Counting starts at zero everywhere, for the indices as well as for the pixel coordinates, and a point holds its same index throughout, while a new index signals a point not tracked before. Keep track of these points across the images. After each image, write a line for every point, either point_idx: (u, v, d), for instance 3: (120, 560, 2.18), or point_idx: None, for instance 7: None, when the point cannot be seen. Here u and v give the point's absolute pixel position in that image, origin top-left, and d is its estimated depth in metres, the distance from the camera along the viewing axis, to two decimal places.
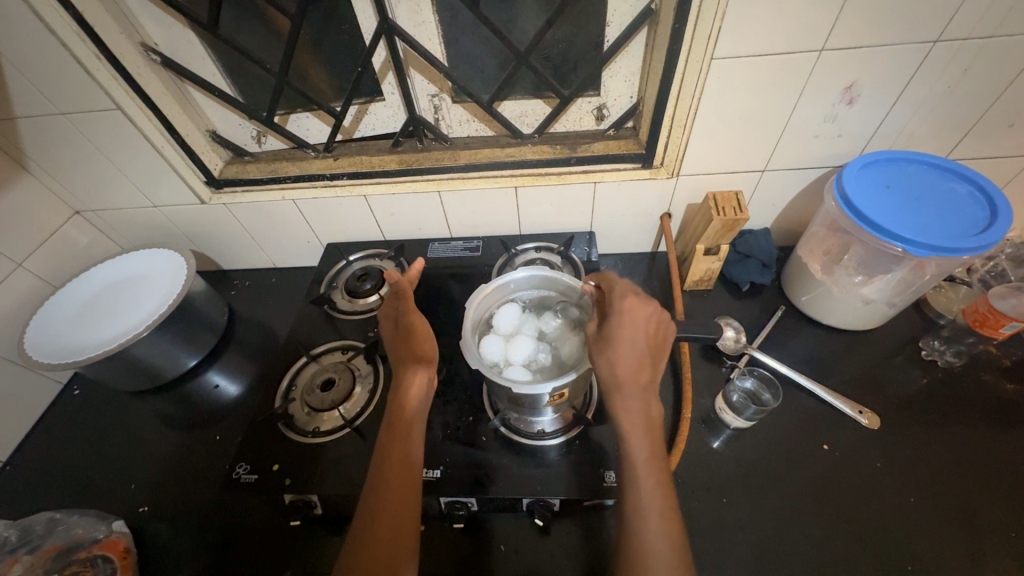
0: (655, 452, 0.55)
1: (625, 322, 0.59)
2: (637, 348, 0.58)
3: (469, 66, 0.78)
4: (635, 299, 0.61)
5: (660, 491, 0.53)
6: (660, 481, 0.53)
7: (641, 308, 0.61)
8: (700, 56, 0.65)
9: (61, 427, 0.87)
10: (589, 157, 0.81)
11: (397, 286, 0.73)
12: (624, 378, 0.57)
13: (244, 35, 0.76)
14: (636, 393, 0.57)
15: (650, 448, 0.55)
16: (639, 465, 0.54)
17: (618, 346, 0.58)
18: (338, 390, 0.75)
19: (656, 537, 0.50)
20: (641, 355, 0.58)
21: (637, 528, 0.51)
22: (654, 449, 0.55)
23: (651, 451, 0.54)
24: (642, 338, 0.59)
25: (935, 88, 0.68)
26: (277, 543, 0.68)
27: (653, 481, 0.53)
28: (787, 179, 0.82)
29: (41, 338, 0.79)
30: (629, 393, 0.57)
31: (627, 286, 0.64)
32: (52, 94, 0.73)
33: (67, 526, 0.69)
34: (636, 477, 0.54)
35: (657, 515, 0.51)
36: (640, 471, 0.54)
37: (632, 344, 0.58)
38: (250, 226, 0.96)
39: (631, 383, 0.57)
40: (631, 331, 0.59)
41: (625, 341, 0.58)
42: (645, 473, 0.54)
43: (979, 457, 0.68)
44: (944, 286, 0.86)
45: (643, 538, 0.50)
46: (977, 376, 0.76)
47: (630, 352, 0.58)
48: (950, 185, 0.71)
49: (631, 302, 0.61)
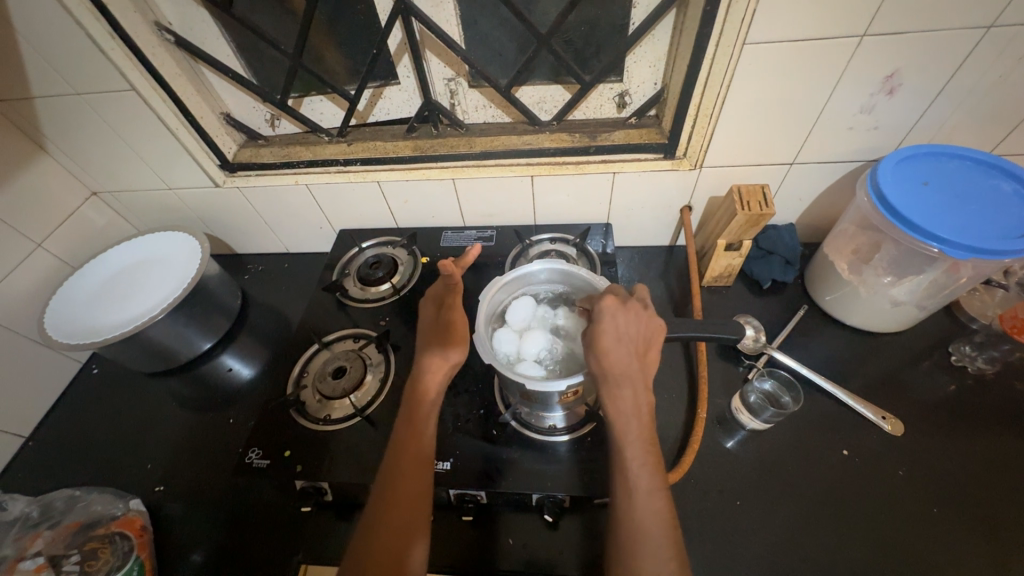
0: (644, 435, 0.55)
1: (606, 319, 0.58)
2: (621, 342, 0.57)
3: (487, 49, 0.76)
4: (614, 297, 0.60)
5: (649, 471, 0.53)
6: (650, 461, 0.53)
7: (619, 305, 0.59)
8: (731, 41, 0.61)
9: (81, 405, 0.89)
10: (609, 147, 0.78)
11: (450, 277, 0.71)
12: (610, 371, 0.56)
13: (258, 15, 0.74)
14: (626, 381, 0.56)
15: (639, 429, 0.55)
16: (628, 447, 0.54)
17: (600, 343, 0.57)
18: (350, 377, 0.75)
19: (645, 515, 0.51)
20: (625, 348, 0.57)
21: (626, 508, 0.52)
22: (642, 432, 0.55)
23: (640, 433, 0.54)
24: (624, 334, 0.58)
25: (984, 78, 0.64)
26: (288, 527, 0.68)
27: (642, 462, 0.53)
28: (816, 173, 0.79)
29: (60, 318, 0.81)
30: (618, 384, 0.55)
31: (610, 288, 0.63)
32: (67, 73, 0.72)
33: (86, 503, 0.72)
34: (625, 459, 0.54)
35: (646, 493, 0.52)
36: (628, 451, 0.54)
37: (614, 340, 0.57)
38: (264, 210, 0.96)
39: (618, 375, 0.56)
40: (612, 328, 0.58)
41: (605, 337, 0.57)
42: (634, 454, 0.54)
43: (1007, 468, 0.65)
44: (979, 289, 0.83)
45: (632, 516, 0.51)
46: (1010, 384, 0.73)
47: (615, 346, 0.57)
48: (994, 182, 0.67)
49: (609, 299, 0.60)
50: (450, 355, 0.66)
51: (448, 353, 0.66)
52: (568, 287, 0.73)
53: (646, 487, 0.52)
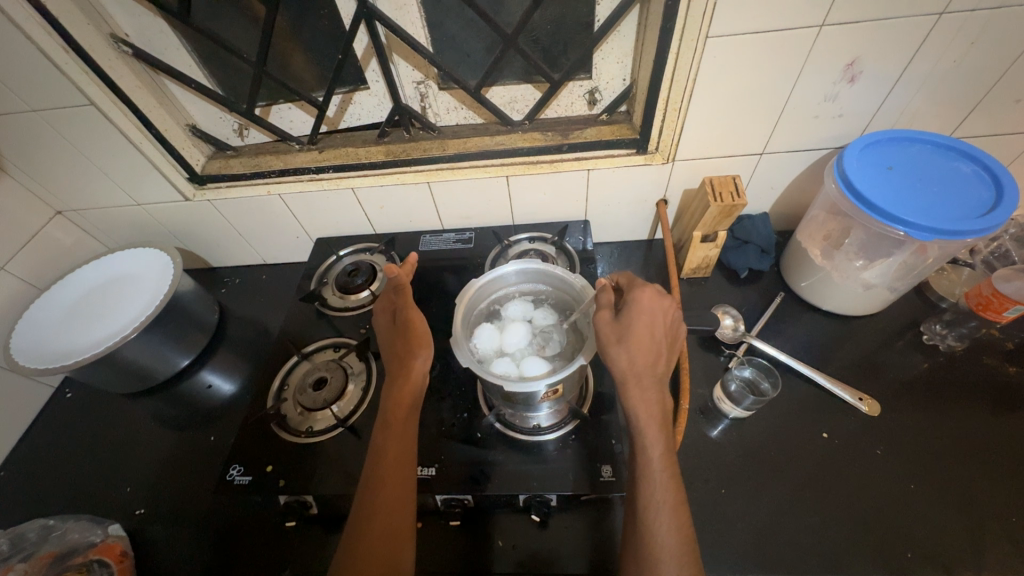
0: (669, 447, 0.54)
1: (644, 313, 0.58)
2: (655, 338, 0.57)
3: (454, 51, 0.75)
4: (653, 291, 0.60)
5: (672, 487, 0.52)
6: (672, 475, 0.53)
7: (657, 302, 0.59)
8: (694, 35, 0.62)
9: (56, 431, 0.86)
10: (581, 144, 0.79)
11: (397, 280, 0.71)
12: (641, 366, 0.55)
13: (218, 23, 0.72)
14: (654, 385, 0.56)
15: (666, 444, 0.54)
16: (654, 462, 0.53)
17: (636, 335, 0.56)
18: (330, 388, 0.74)
19: (665, 530, 0.50)
20: (658, 344, 0.57)
21: (647, 521, 0.51)
22: (667, 443, 0.54)
23: (666, 446, 0.54)
24: (660, 328, 0.58)
25: (940, 63, 0.65)
26: (274, 544, 0.67)
27: (665, 475, 0.53)
28: (786, 162, 0.80)
29: (28, 343, 0.78)
30: (647, 384, 0.55)
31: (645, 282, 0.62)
32: (21, 91, 0.70)
33: (61, 532, 0.69)
34: (651, 472, 0.53)
35: (669, 508, 0.51)
36: (654, 466, 0.53)
37: (649, 334, 0.57)
38: (237, 222, 0.94)
39: (648, 374, 0.56)
40: (648, 321, 0.58)
41: (643, 331, 0.57)
42: (660, 468, 0.53)
43: (979, 440, 0.67)
44: (947, 269, 0.85)
45: (652, 532, 0.50)
46: (979, 359, 0.75)
47: (649, 341, 0.57)
48: (954, 165, 0.68)
49: (648, 295, 0.59)
50: (417, 356, 0.66)
51: (414, 354, 0.65)
52: (546, 287, 0.73)
53: (669, 503, 0.51)
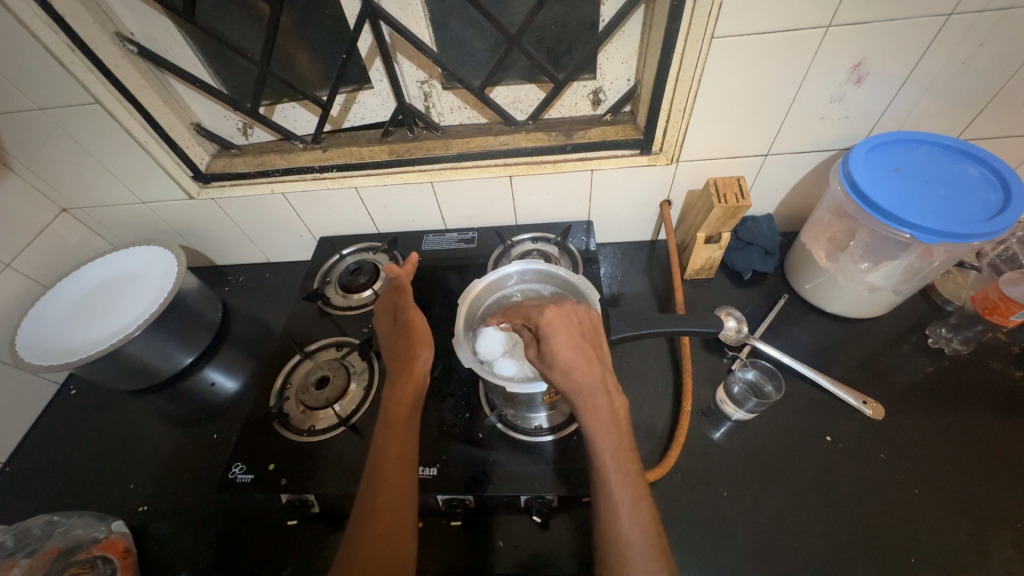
0: (622, 445, 0.52)
1: (557, 332, 0.56)
2: (579, 349, 0.56)
3: (459, 51, 0.75)
4: (552, 308, 0.59)
5: (630, 483, 0.50)
6: (630, 471, 0.51)
7: (559, 317, 0.58)
8: (700, 35, 0.62)
9: (61, 427, 0.87)
10: (585, 144, 0.78)
11: (397, 281, 0.72)
12: (583, 378, 0.55)
13: (223, 21, 0.72)
14: (598, 389, 0.55)
15: (616, 440, 0.52)
16: (608, 461, 0.51)
17: (563, 357, 0.55)
18: (333, 387, 0.74)
19: (630, 528, 0.48)
20: (586, 354, 0.56)
21: (611, 521, 0.49)
22: (622, 441, 0.53)
23: (617, 442, 0.52)
24: (578, 335, 0.58)
25: (948, 64, 0.65)
26: (276, 542, 0.67)
27: (624, 474, 0.51)
28: (791, 164, 0.79)
29: (33, 340, 0.78)
30: (592, 393, 0.54)
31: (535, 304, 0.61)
32: (28, 89, 0.70)
33: (66, 527, 0.69)
34: (607, 473, 0.51)
35: (630, 506, 0.49)
36: (608, 464, 0.51)
37: (572, 347, 0.56)
38: (241, 221, 0.94)
39: (590, 385, 0.55)
40: (566, 338, 0.57)
41: (564, 347, 0.56)
42: (614, 468, 0.51)
43: (984, 445, 0.67)
44: (953, 272, 0.85)
45: (618, 533, 0.48)
46: (985, 363, 0.74)
47: (576, 356, 0.55)
48: (960, 167, 0.68)
49: (550, 312, 0.58)
50: (418, 355, 0.67)
51: (414, 353, 0.66)
52: (521, 276, 0.72)
53: (630, 499, 0.49)
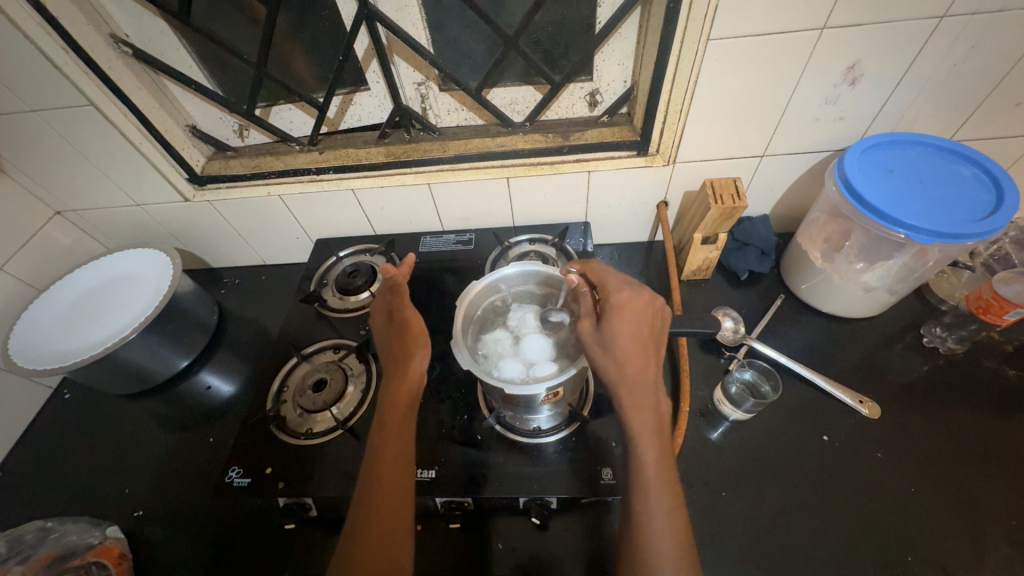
0: (664, 452, 0.53)
1: (623, 317, 0.56)
2: (640, 342, 0.56)
3: (456, 53, 0.75)
4: (628, 293, 0.58)
5: (668, 493, 0.51)
6: (668, 480, 0.52)
7: (632, 303, 0.58)
8: (696, 37, 0.62)
9: (53, 433, 0.86)
10: (582, 146, 0.79)
11: (393, 281, 0.72)
12: (634, 373, 0.55)
13: (219, 23, 0.72)
14: (648, 390, 0.55)
15: (659, 448, 0.53)
16: (648, 467, 0.52)
17: (620, 343, 0.55)
18: (330, 390, 0.74)
19: (660, 536, 0.49)
20: (645, 349, 0.56)
21: (644, 525, 0.50)
22: (662, 448, 0.53)
23: (660, 452, 0.53)
24: (644, 329, 0.57)
25: (941, 66, 0.65)
26: (273, 546, 0.67)
27: (661, 481, 0.52)
28: (787, 164, 0.80)
29: (27, 344, 0.77)
30: (638, 391, 0.55)
31: (618, 281, 0.61)
32: (22, 91, 0.70)
33: (60, 534, 0.69)
34: (644, 475, 0.52)
35: (664, 515, 0.50)
36: (649, 472, 0.52)
37: (634, 338, 0.56)
38: (237, 223, 0.94)
39: (639, 381, 0.55)
40: (631, 324, 0.56)
41: (626, 337, 0.55)
42: (653, 474, 0.52)
43: (979, 443, 0.67)
44: (947, 272, 0.85)
45: (649, 540, 0.49)
46: (979, 362, 0.75)
47: (634, 346, 0.55)
48: (954, 168, 0.69)
49: (623, 297, 0.58)
50: (413, 357, 0.65)
51: (409, 355, 0.65)
52: (520, 277, 0.72)
53: (664, 506, 0.51)
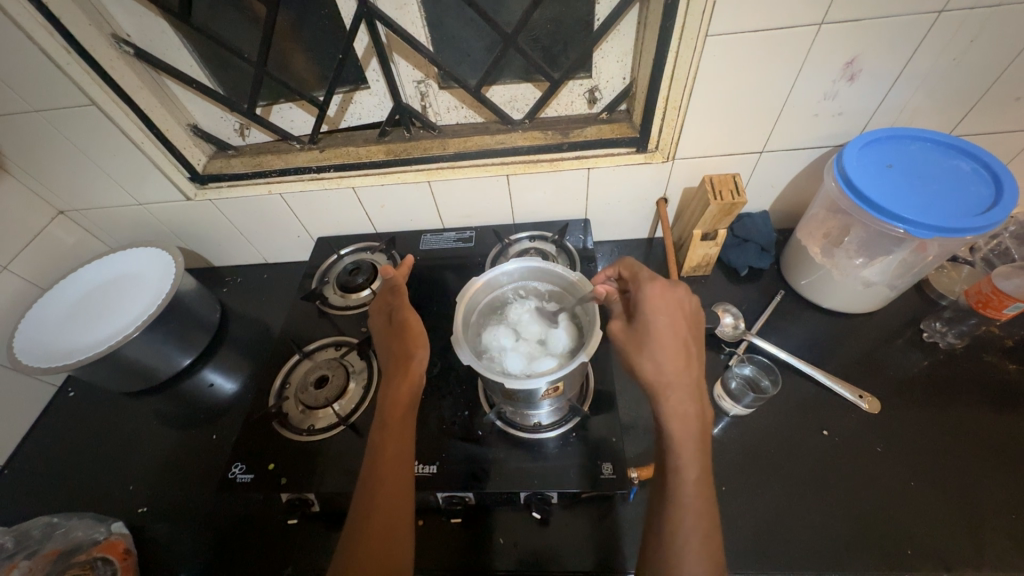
0: (704, 468, 0.52)
1: (655, 313, 0.55)
2: (678, 339, 0.55)
3: (455, 51, 0.75)
4: (662, 287, 0.57)
5: (703, 508, 0.50)
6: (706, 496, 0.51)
7: (666, 298, 0.57)
8: (693, 34, 0.62)
9: (58, 430, 0.87)
10: (581, 143, 0.79)
11: (393, 282, 0.72)
12: (674, 374, 0.53)
13: (219, 22, 0.73)
14: (690, 395, 0.53)
15: (702, 466, 0.51)
16: (689, 483, 0.51)
17: (657, 341, 0.54)
18: (332, 386, 0.74)
19: (691, 548, 0.49)
20: (683, 346, 0.55)
21: (672, 536, 0.50)
22: (703, 462, 0.52)
23: (702, 469, 0.51)
24: (682, 325, 0.56)
25: (940, 61, 0.65)
26: (276, 541, 0.68)
27: (698, 498, 0.51)
28: (786, 161, 0.80)
29: (31, 343, 0.78)
30: (678, 394, 0.53)
31: (651, 275, 0.59)
32: (25, 91, 0.70)
33: (66, 529, 0.70)
34: (682, 487, 0.51)
35: (698, 530, 0.49)
36: (689, 489, 0.51)
37: (673, 334, 0.55)
38: (238, 222, 0.94)
39: (679, 383, 0.53)
40: (666, 320, 0.55)
41: (664, 333, 0.55)
42: (692, 489, 0.51)
43: (980, 437, 0.67)
44: (947, 267, 0.85)
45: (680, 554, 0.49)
46: (979, 357, 0.75)
47: (672, 344, 0.54)
48: (953, 163, 0.69)
49: (655, 291, 0.57)
50: (413, 356, 0.65)
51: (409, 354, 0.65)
52: (521, 273, 0.72)
53: (700, 525, 0.49)
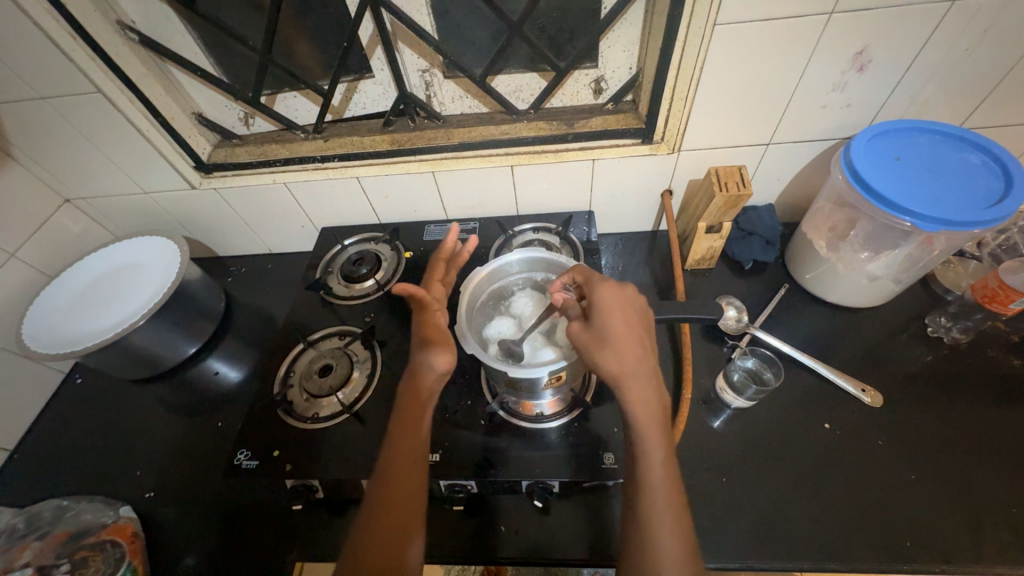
0: (670, 452, 0.52)
1: (610, 312, 0.56)
2: (633, 333, 0.56)
3: (460, 39, 0.75)
4: (612, 287, 0.59)
5: (672, 491, 0.51)
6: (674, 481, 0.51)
7: (618, 298, 0.58)
8: (701, 24, 0.62)
9: (67, 416, 0.88)
10: (586, 133, 0.79)
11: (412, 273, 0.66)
12: (632, 367, 0.54)
13: (224, 9, 0.72)
14: (648, 383, 0.54)
15: (667, 450, 0.52)
16: (655, 466, 0.51)
17: (615, 337, 0.55)
18: (336, 374, 0.75)
19: (665, 534, 0.49)
20: (637, 340, 0.56)
21: (646, 521, 0.50)
22: (668, 446, 0.53)
23: (666, 451, 0.52)
24: (636, 319, 0.57)
25: (952, 51, 0.64)
26: (281, 526, 0.69)
27: (666, 481, 0.51)
28: (793, 153, 0.79)
29: (39, 330, 0.79)
30: (635, 385, 0.54)
31: (602, 278, 0.60)
32: (31, 78, 0.70)
33: (76, 512, 0.71)
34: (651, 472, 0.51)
35: (667, 513, 0.50)
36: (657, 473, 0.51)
37: (629, 330, 0.56)
38: (243, 211, 0.94)
39: (636, 374, 0.54)
40: (621, 317, 0.56)
41: (619, 329, 0.56)
42: (660, 473, 0.51)
43: (982, 432, 0.67)
44: (953, 261, 0.85)
45: (654, 539, 0.49)
46: (983, 351, 0.75)
47: (629, 339, 0.55)
48: (962, 156, 0.68)
49: (607, 291, 0.58)
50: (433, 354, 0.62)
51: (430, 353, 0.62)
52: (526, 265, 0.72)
53: (671, 515, 0.50)
